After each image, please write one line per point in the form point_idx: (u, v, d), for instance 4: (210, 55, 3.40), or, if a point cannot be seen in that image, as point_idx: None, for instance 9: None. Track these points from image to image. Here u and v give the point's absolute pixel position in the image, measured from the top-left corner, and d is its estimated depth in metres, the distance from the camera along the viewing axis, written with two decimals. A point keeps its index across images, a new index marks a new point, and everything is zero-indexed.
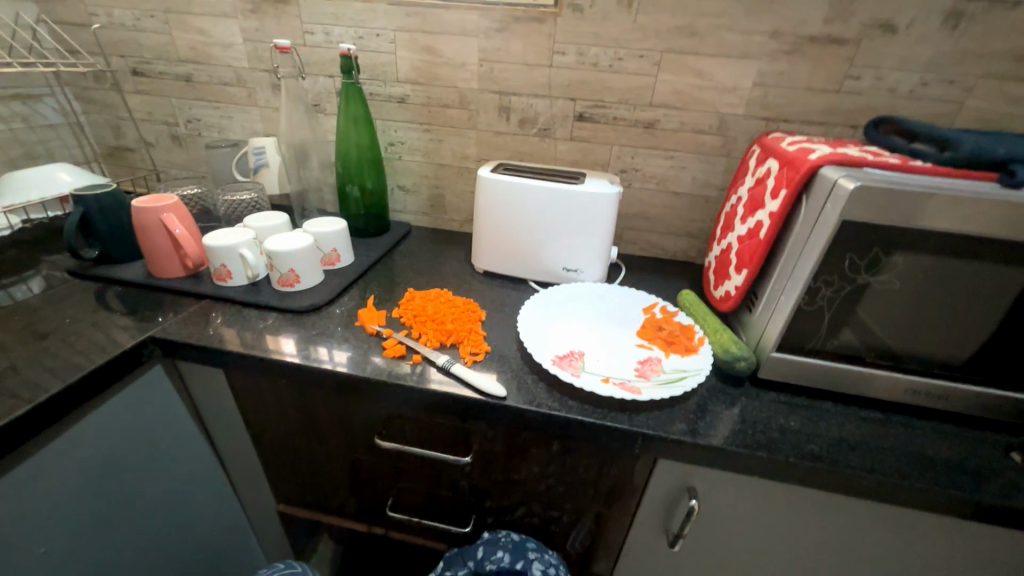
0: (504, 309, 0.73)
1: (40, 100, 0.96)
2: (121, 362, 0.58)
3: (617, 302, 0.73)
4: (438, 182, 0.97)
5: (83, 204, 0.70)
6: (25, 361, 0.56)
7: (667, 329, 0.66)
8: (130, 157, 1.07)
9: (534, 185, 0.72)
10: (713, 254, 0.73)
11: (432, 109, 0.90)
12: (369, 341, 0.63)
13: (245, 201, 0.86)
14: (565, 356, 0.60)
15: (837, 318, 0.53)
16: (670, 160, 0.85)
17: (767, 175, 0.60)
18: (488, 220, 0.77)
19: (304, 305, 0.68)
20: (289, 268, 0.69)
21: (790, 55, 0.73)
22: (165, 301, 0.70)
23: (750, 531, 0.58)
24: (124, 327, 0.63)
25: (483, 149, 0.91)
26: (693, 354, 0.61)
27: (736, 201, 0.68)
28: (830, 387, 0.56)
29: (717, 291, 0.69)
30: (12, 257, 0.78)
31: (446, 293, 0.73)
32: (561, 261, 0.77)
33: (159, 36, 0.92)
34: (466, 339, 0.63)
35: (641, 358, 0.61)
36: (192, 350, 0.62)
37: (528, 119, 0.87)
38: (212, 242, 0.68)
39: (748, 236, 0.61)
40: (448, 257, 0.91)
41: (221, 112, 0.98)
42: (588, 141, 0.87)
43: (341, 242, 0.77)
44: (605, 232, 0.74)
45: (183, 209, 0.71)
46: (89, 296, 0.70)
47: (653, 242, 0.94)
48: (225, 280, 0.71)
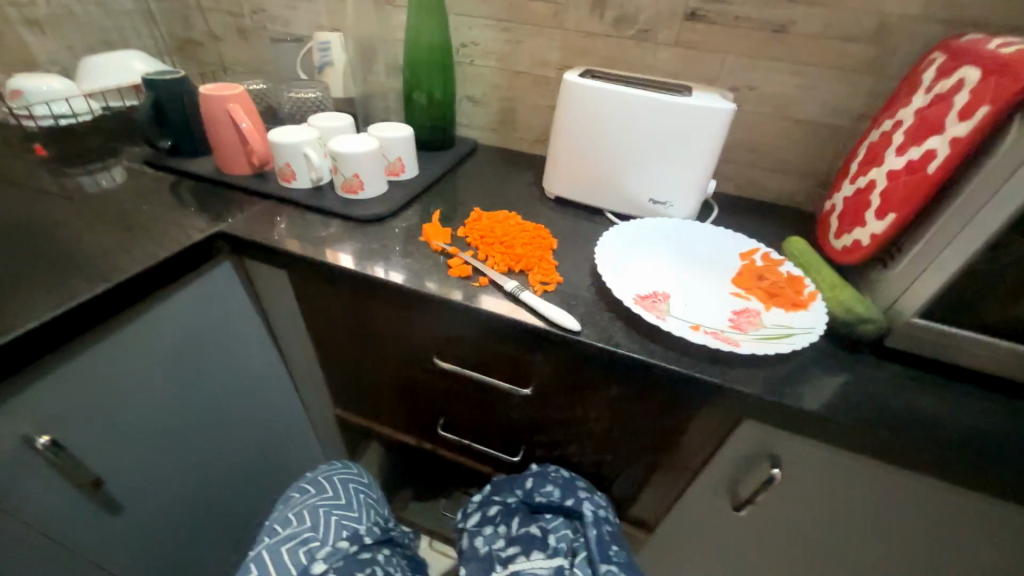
0: (577, 240, 0.66)
1: None
2: (192, 252, 0.58)
3: (709, 244, 0.63)
4: (511, 94, 0.87)
5: (155, 90, 0.68)
6: (107, 243, 0.57)
7: (770, 279, 0.56)
8: (199, 51, 1.04)
9: (630, 96, 0.61)
10: (838, 194, 0.60)
11: (513, 2, 0.77)
12: (433, 258, 0.59)
13: (309, 100, 0.81)
14: (647, 297, 0.53)
15: (1019, 284, 0.41)
16: (799, 76, 0.69)
17: (954, 90, 0.45)
18: (568, 137, 0.68)
19: (367, 215, 0.64)
20: (353, 173, 0.65)
21: None
22: (233, 199, 0.69)
23: (832, 511, 0.52)
24: (195, 220, 0.63)
25: (567, 54, 0.79)
26: (801, 310, 0.52)
27: (890, 128, 0.54)
28: (975, 367, 0.46)
29: (838, 240, 0.57)
30: (96, 145, 0.80)
31: (515, 216, 0.66)
32: (648, 191, 0.67)
33: None
34: (536, 267, 0.57)
35: (735, 309, 0.53)
36: (258, 249, 0.61)
37: (626, 17, 0.73)
38: (278, 138, 0.65)
39: (905, 171, 0.48)
40: (516, 179, 0.83)
41: (286, 0, 0.90)
42: (696, 49, 0.72)
43: (405, 151, 0.71)
44: (707, 160, 0.63)
45: (249, 102, 0.67)
46: (164, 188, 0.70)
47: (755, 181, 0.80)
48: (289, 181, 0.68)
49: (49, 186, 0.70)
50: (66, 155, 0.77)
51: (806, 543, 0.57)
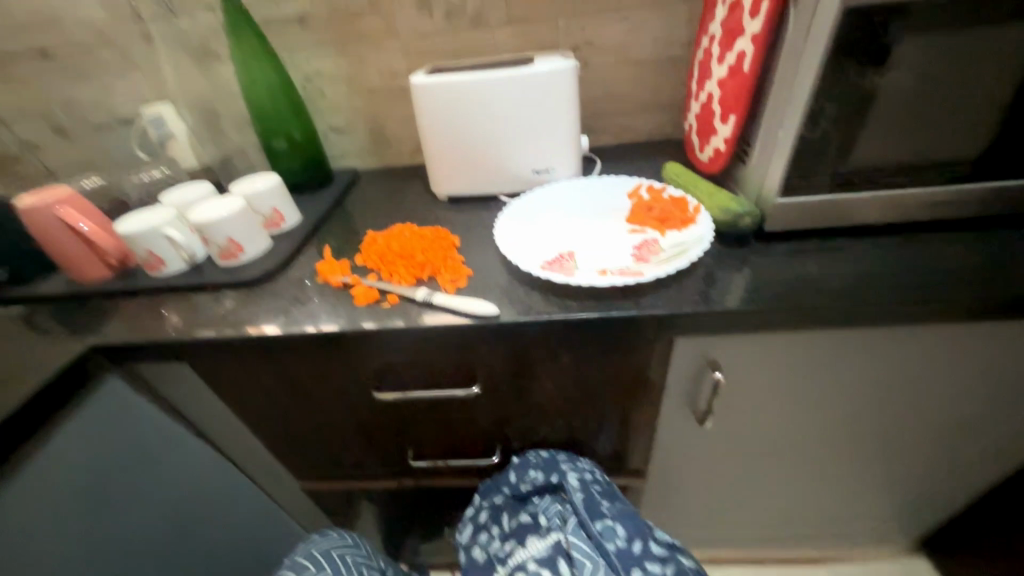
0: (478, 230, 0.66)
1: None
2: (65, 380, 0.52)
3: (599, 194, 0.66)
4: (373, 113, 0.85)
5: None
6: None
7: (658, 207, 0.59)
8: None
9: (477, 80, 0.62)
10: (691, 114, 0.65)
11: (341, 23, 0.76)
12: (338, 295, 0.56)
13: (157, 179, 0.77)
14: (554, 260, 0.54)
15: (845, 140, 0.46)
16: (625, 21, 0.74)
17: None
18: (435, 136, 0.68)
19: (256, 275, 0.60)
20: (226, 238, 0.60)
21: None
22: (100, 307, 0.61)
23: (778, 392, 0.56)
24: (58, 344, 0.56)
25: (413, 59, 0.79)
26: (691, 225, 0.55)
27: (708, 42, 0.59)
28: (840, 223, 0.51)
29: (704, 153, 0.62)
30: None
31: (410, 226, 0.65)
32: (529, 163, 0.69)
33: None
34: (443, 268, 0.56)
35: (636, 243, 0.56)
36: (143, 350, 0.55)
37: (454, 8, 0.74)
38: (129, 228, 0.59)
39: (730, 75, 0.53)
40: (406, 193, 0.81)
41: (98, 85, 0.82)
42: (529, 21, 0.75)
43: (279, 199, 0.67)
44: (570, 119, 0.66)
45: (83, 200, 0.61)
46: (14, 323, 0.61)
47: (624, 125, 0.84)
48: (158, 269, 0.62)
49: None
50: None
51: (771, 428, 0.62)
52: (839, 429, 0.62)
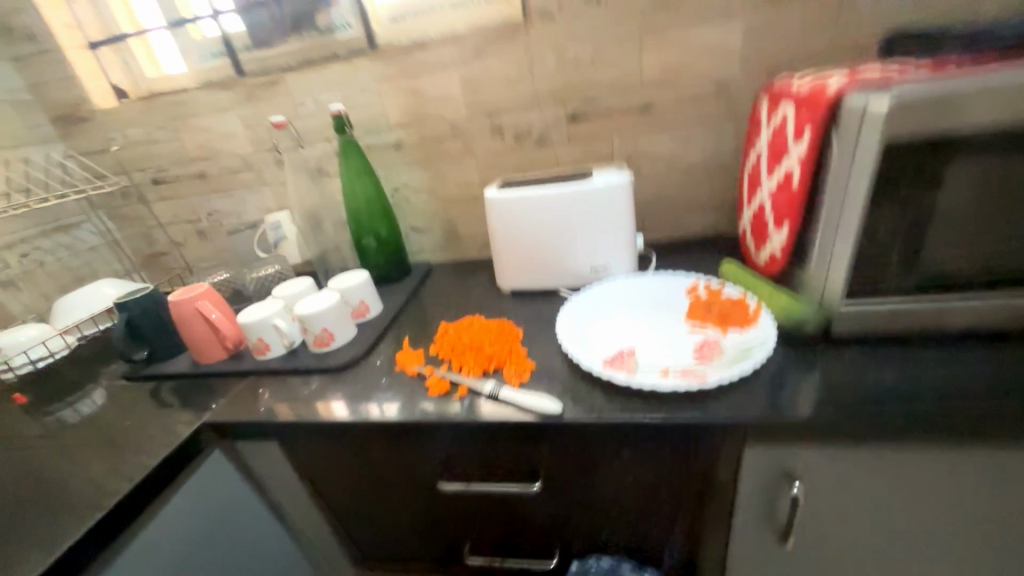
0: (541, 323, 0.70)
1: (79, 227, 1.04)
2: (181, 454, 0.59)
3: (657, 291, 0.69)
4: (448, 216, 0.98)
5: (127, 310, 0.75)
6: (95, 471, 0.58)
7: (717, 306, 0.61)
8: (165, 260, 1.14)
9: (543, 193, 0.71)
10: (744, 217, 0.68)
11: (428, 147, 0.91)
12: (413, 384, 0.61)
13: (270, 275, 0.90)
14: (615, 357, 0.56)
15: (907, 250, 0.48)
16: (676, 137, 0.82)
17: (784, 121, 0.56)
18: (504, 239, 0.76)
19: (343, 361, 0.68)
20: (321, 328, 0.69)
21: (773, 3, 0.70)
22: (213, 386, 0.71)
23: (871, 512, 0.51)
24: (178, 419, 0.65)
25: (485, 172, 0.91)
26: (753, 326, 0.56)
27: (757, 158, 0.64)
28: (917, 329, 0.50)
29: (760, 254, 0.64)
30: (73, 376, 0.83)
31: (478, 318, 0.70)
32: (588, 262, 0.74)
33: (172, 144, 0.99)
34: (508, 361, 0.60)
35: (696, 343, 0.57)
36: (244, 427, 0.62)
37: (522, 133, 0.87)
38: (247, 318, 0.70)
39: (780, 188, 0.57)
40: (473, 285, 0.90)
41: (237, 198, 1.03)
42: (587, 139, 0.85)
43: (366, 292, 0.77)
44: (626, 223, 0.72)
45: (216, 294, 0.73)
46: (145, 396, 0.73)
47: (678, 223, 0.89)
48: (264, 352, 0.71)
49: (30, 431, 0.71)
50: (44, 396, 0.79)
51: (868, 557, 0.54)
52: (955, 565, 0.53)
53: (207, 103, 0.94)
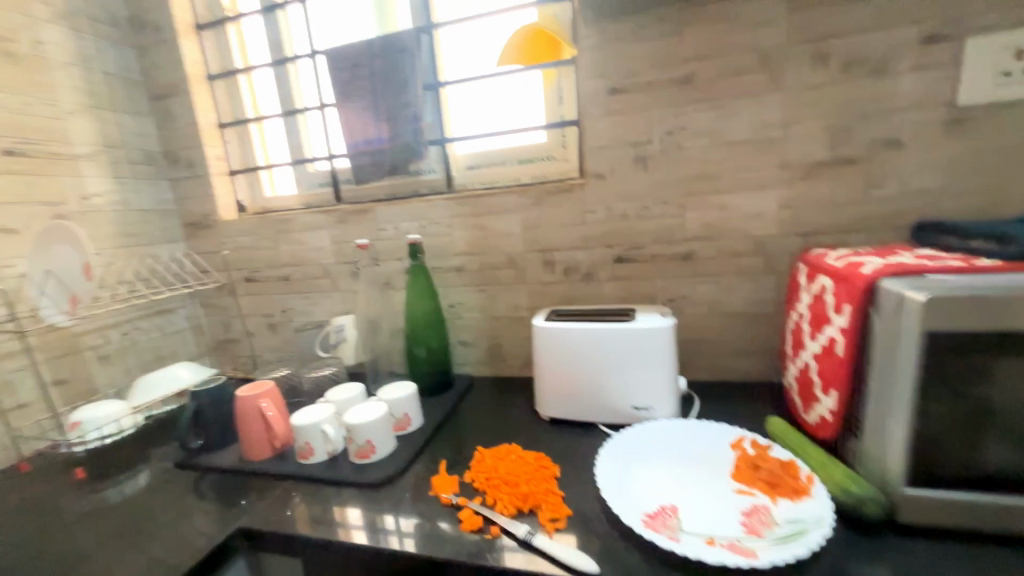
0: (578, 460, 0.69)
1: (174, 312, 1.19)
2: (209, 560, 0.60)
3: (700, 441, 0.68)
4: (495, 334, 1.03)
5: (197, 398, 0.82)
6: (127, 566, 0.59)
7: (766, 468, 0.59)
8: (235, 346, 1.26)
9: (588, 330, 0.75)
10: (790, 373, 0.69)
11: (485, 273, 1.01)
12: (444, 514, 0.61)
13: (326, 376, 0.96)
14: (656, 515, 0.54)
15: (969, 439, 0.46)
16: (717, 285, 0.87)
17: (824, 291, 0.59)
18: (548, 367, 0.80)
19: (380, 477, 0.69)
20: (365, 439, 0.72)
21: (805, 180, 0.79)
22: (252, 485, 0.73)
23: None
24: (214, 520, 0.66)
25: (534, 299, 0.99)
26: (806, 498, 0.53)
27: (799, 318, 0.67)
28: (999, 530, 0.45)
29: (809, 414, 0.63)
30: (130, 454, 0.88)
31: (516, 449, 0.71)
32: (629, 399, 0.75)
33: (270, 251, 1.16)
34: (543, 504, 0.59)
35: (744, 509, 0.54)
36: (272, 538, 0.62)
37: (571, 268, 0.95)
38: (299, 421, 0.74)
39: (824, 353, 0.58)
40: (512, 406, 0.91)
41: (310, 300, 1.16)
42: (632, 279, 0.92)
43: (411, 406, 0.81)
44: (668, 365, 0.73)
45: (277, 393, 0.80)
46: (188, 486, 0.76)
47: (721, 365, 0.90)
48: (307, 457, 0.74)
49: (77, 507, 0.75)
50: (99, 471, 0.84)
51: None
52: None
53: (307, 221, 1.11)
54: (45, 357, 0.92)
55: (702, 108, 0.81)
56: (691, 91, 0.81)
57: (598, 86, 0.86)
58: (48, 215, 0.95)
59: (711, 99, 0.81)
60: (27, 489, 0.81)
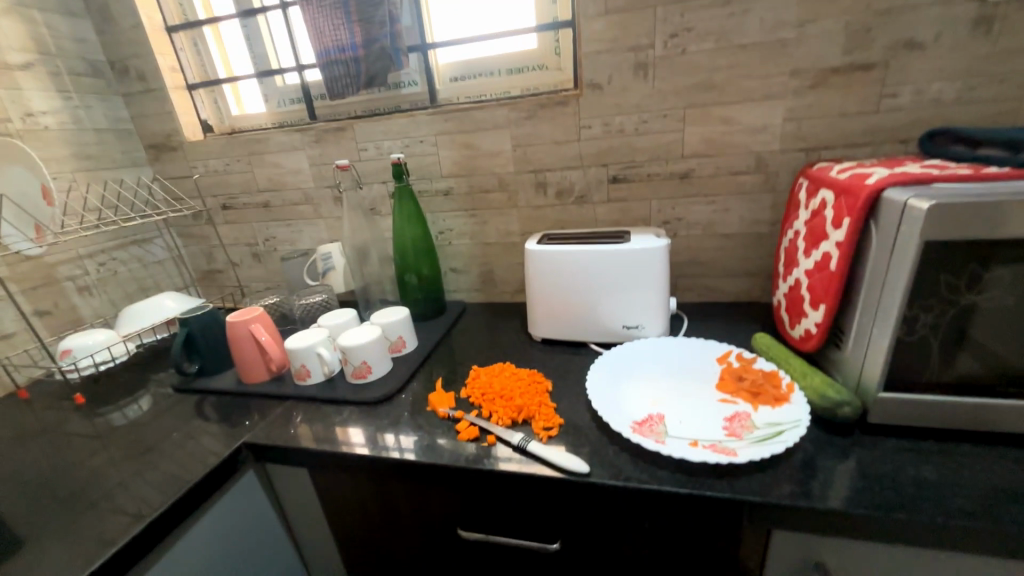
0: (570, 376, 0.72)
1: (151, 242, 1.14)
2: (218, 472, 0.63)
3: (688, 356, 0.70)
4: (486, 260, 1.02)
5: (187, 325, 0.80)
6: (141, 480, 0.62)
7: (749, 379, 0.62)
8: (220, 277, 1.23)
9: (581, 252, 0.74)
10: (779, 291, 0.69)
11: (475, 196, 0.97)
12: (442, 427, 0.63)
13: (317, 303, 0.95)
14: (643, 422, 0.57)
15: (947, 346, 0.48)
16: (713, 205, 0.85)
17: (822, 206, 0.58)
18: (540, 290, 0.79)
19: (378, 395, 0.71)
20: (361, 360, 0.73)
21: (815, 89, 0.74)
22: (253, 406, 0.75)
23: None
24: (218, 437, 0.69)
25: (525, 223, 0.96)
26: (785, 404, 0.56)
27: (793, 235, 0.66)
28: (959, 426, 0.49)
29: (794, 329, 0.64)
30: (128, 381, 0.89)
31: (510, 366, 0.73)
32: (620, 319, 0.76)
33: (244, 175, 1.09)
34: (537, 414, 0.61)
35: (726, 415, 0.57)
36: (277, 451, 0.65)
37: (564, 190, 0.91)
38: (293, 345, 0.74)
39: (817, 269, 0.58)
40: (504, 329, 0.92)
41: (294, 228, 1.12)
42: (626, 201, 0.89)
43: (404, 328, 0.81)
44: (660, 285, 0.74)
45: (268, 317, 0.79)
46: (189, 409, 0.78)
47: (711, 286, 0.91)
48: (304, 378, 0.76)
49: (83, 430, 0.77)
50: (100, 397, 0.85)
51: None
52: None
53: (281, 141, 1.03)
54: (21, 288, 0.89)
55: (713, 4, 0.73)
56: None
57: None
58: None
59: None
60: (31, 415, 0.82)
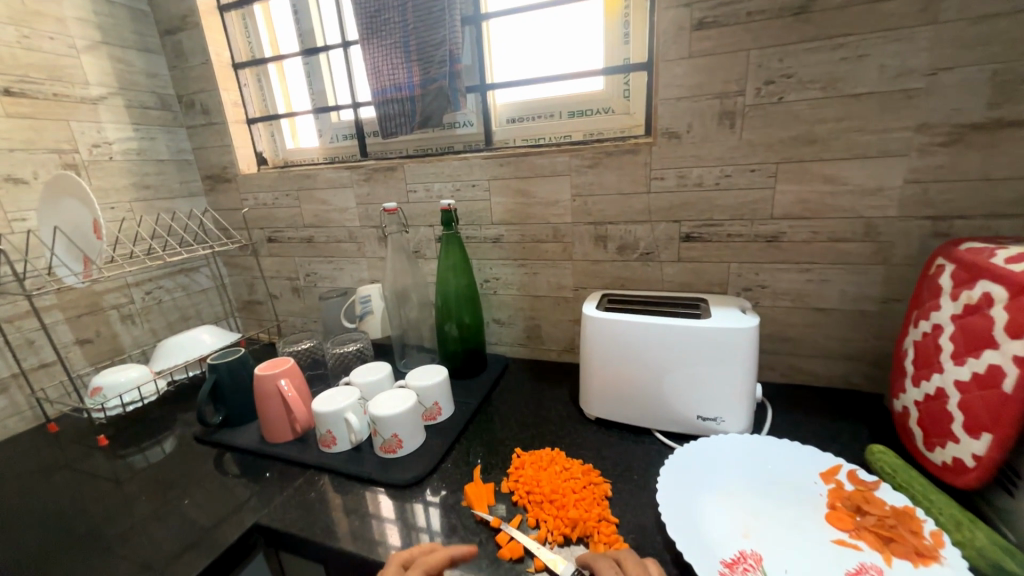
0: (632, 475, 0.60)
1: (198, 271, 1.14)
2: (225, 558, 0.56)
3: (782, 466, 0.57)
4: (534, 314, 0.93)
5: (216, 370, 0.75)
6: (144, 556, 0.56)
7: (873, 515, 0.47)
8: (259, 308, 1.21)
9: (650, 325, 0.64)
10: (906, 395, 0.55)
11: (526, 246, 0.89)
12: (478, 532, 0.53)
13: (351, 353, 0.88)
14: (733, 564, 0.45)
15: None
16: (807, 274, 0.72)
17: (986, 303, 0.45)
18: (599, 363, 0.69)
19: (407, 477, 0.62)
20: (392, 433, 0.65)
21: (948, 148, 0.61)
22: (274, 470, 0.69)
23: None
24: (230, 508, 0.62)
25: (581, 278, 0.87)
26: (934, 565, 0.42)
27: (931, 329, 0.52)
28: None
29: (932, 452, 0.50)
30: (155, 420, 0.86)
31: (560, 456, 0.62)
32: (693, 407, 0.64)
33: (292, 210, 1.07)
34: (595, 532, 0.50)
35: (847, 567, 0.44)
36: (291, 539, 0.57)
37: (628, 245, 0.82)
38: (320, 409, 0.67)
39: (977, 384, 0.44)
40: (552, 396, 0.82)
41: (335, 265, 1.08)
42: (700, 262, 0.78)
43: (441, 394, 0.73)
44: (746, 373, 0.61)
45: (296, 370, 0.73)
46: (209, 464, 0.72)
47: (799, 367, 0.77)
48: (329, 446, 0.68)
49: (103, 474, 0.73)
50: (125, 437, 0.81)
51: None
52: None
53: (331, 178, 1.00)
54: (67, 316, 0.89)
55: (820, 48, 0.63)
56: (808, 25, 0.63)
57: (682, 19, 0.68)
58: (58, 165, 0.88)
59: (833, 35, 0.62)
60: (57, 450, 0.79)
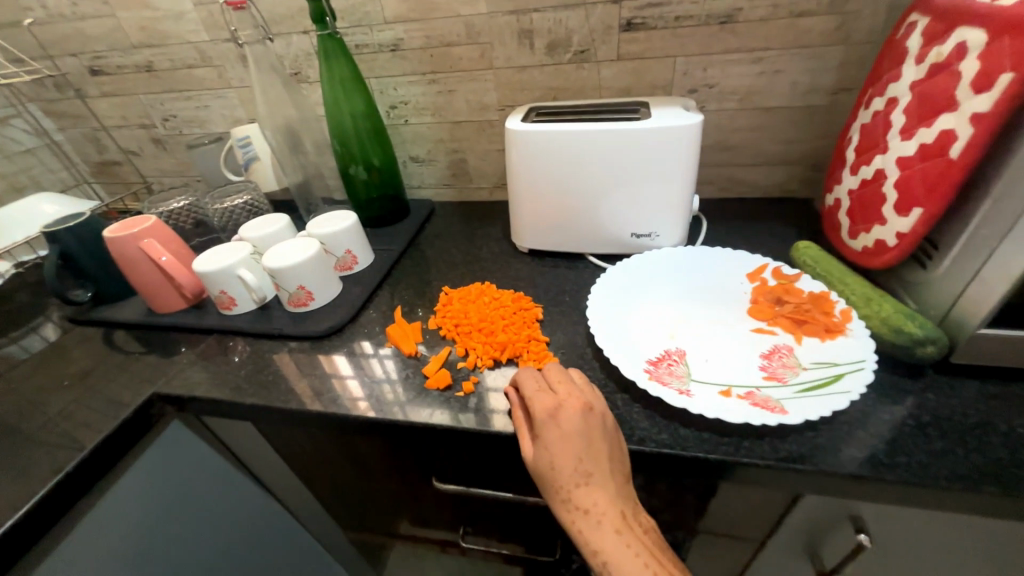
0: (564, 298, 0.58)
1: (7, 123, 0.85)
2: (126, 431, 0.50)
3: (712, 271, 0.56)
4: (456, 145, 0.79)
5: (59, 241, 0.60)
6: (27, 439, 0.49)
7: (790, 303, 0.49)
8: (120, 171, 0.97)
9: (582, 133, 0.54)
10: (840, 187, 0.53)
11: (434, 52, 0.70)
12: (406, 369, 0.51)
13: (239, 206, 0.74)
14: (660, 362, 0.45)
15: None
16: (758, 65, 0.63)
17: (955, 57, 0.39)
18: (527, 188, 0.61)
19: (323, 328, 0.57)
20: (297, 286, 0.57)
21: None
22: (171, 341, 0.61)
23: (937, 555, 0.44)
24: (126, 383, 0.55)
25: (505, 93, 0.72)
26: (840, 337, 0.44)
27: (883, 107, 0.47)
28: None
29: (856, 239, 0.50)
30: (14, 306, 0.72)
31: (488, 287, 0.58)
32: (628, 225, 0.60)
33: (104, 21, 0.77)
34: (525, 352, 0.49)
35: (764, 351, 0.46)
36: (201, 404, 0.52)
37: (559, 42, 0.66)
38: (203, 267, 0.56)
39: (920, 157, 0.41)
40: (482, 234, 0.75)
41: (196, 102, 0.84)
42: (642, 58, 0.65)
43: (354, 241, 0.64)
44: (685, 180, 0.56)
45: (165, 231, 0.60)
46: (93, 344, 0.62)
47: (736, 178, 0.73)
48: (229, 308, 0.60)
49: None
50: None
51: None
52: None
53: None
54: None
55: None
56: None
57: None
58: None
59: None
60: None
